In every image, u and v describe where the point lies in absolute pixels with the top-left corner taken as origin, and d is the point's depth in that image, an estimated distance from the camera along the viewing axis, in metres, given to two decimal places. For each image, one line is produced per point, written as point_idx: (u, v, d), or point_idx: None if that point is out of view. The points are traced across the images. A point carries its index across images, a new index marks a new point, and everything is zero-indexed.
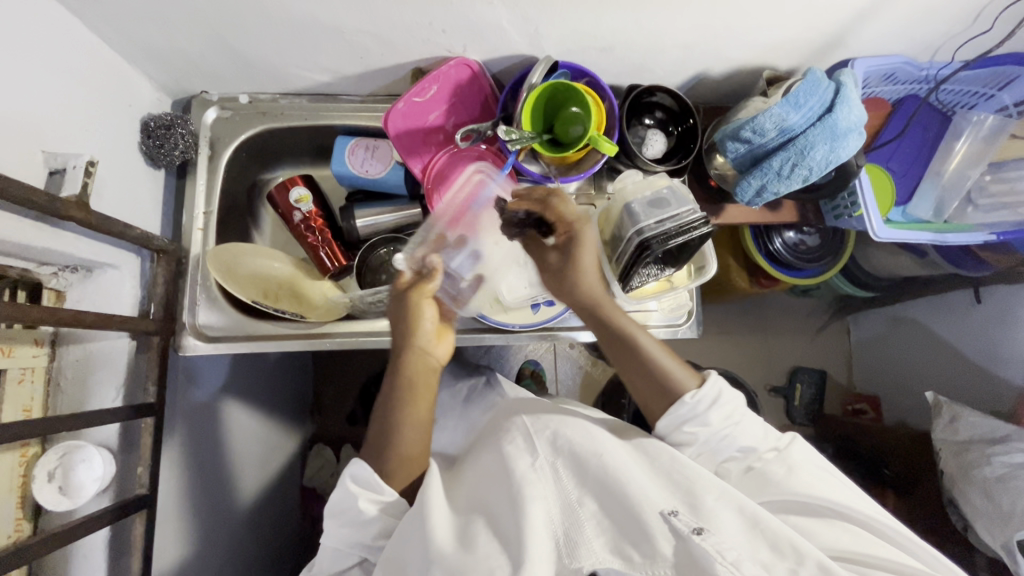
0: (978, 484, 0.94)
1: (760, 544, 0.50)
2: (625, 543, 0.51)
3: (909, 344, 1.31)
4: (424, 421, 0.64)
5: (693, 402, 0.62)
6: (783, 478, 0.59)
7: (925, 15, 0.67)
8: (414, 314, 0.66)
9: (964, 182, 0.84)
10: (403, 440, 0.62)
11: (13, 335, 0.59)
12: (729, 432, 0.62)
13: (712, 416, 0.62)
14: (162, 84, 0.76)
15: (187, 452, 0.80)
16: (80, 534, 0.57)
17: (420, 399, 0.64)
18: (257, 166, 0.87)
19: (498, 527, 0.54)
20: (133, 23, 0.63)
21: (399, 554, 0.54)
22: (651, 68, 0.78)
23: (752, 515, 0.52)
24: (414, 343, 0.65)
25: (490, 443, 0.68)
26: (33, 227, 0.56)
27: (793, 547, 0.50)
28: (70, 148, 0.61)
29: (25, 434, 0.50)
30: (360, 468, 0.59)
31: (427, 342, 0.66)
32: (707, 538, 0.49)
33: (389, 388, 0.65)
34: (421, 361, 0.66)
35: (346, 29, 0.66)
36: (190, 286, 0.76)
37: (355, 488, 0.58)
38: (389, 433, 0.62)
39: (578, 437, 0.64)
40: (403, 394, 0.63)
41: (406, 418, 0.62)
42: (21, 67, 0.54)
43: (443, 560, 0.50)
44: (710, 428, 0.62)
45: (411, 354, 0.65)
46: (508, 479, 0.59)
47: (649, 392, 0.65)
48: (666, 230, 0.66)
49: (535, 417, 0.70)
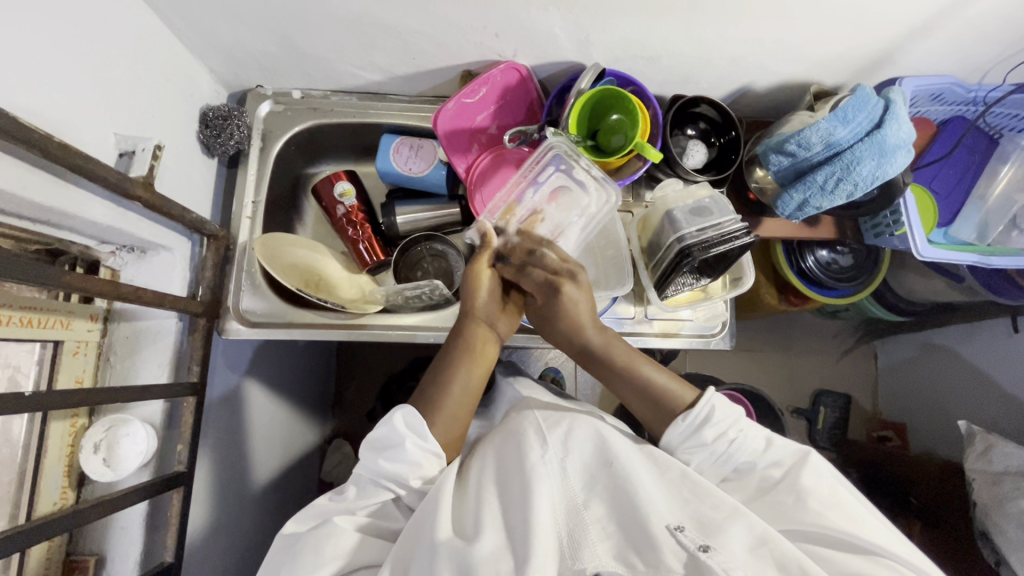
0: (1013, 517, 0.92)
1: (766, 564, 0.48)
2: (631, 550, 0.50)
3: (941, 371, 1.28)
4: (472, 387, 0.67)
5: (683, 425, 0.62)
6: (792, 504, 0.55)
7: (978, 37, 0.67)
8: (474, 288, 0.70)
9: (1010, 206, 0.82)
10: (446, 410, 0.64)
11: (71, 308, 0.62)
12: (727, 448, 0.60)
13: (705, 434, 0.61)
14: (220, 76, 0.79)
15: (223, 433, 0.82)
16: (122, 504, 0.59)
17: (473, 361, 0.68)
18: (304, 160, 0.89)
19: (506, 521, 0.54)
20: (202, 15, 0.66)
21: (410, 538, 0.54)
22: (696, 79, 0.79)
23: (761, 534, 0.50)
24: (476, 313, 0.70)
25: (502, 434, 0.68)
26: (100, 205, 0.58)
27: (802, 571, 0.47)
28: (138, 131, 0.63)
29: (83, 402, 0.53)
30: (413, 413, 0.60)
31: (490, 317, 0.71)
32: (714, 556, 0.48)
33: (445, 351, 0.69)
34: (479, 330, 0.70)
35: (403, 29, 0.68)
36: (236, 271, 0.78)
37: (404, 430, 0.59)
38: (438, 391, 0.65)
39: (594, 437, 0.63)
40: (456, 357, 0.67)
41: (456, 378, 0.66)
42: (98, 52, 0.57)
43: (450, 547, 0.50)
44: (705, 446, 0.61)
45: (471, 321, 0.70)
46: (519, 471, 0.59)
47: (646, 407, 0.67)
48: (706, 238, 0.66)
49: (547, 413, 0.68)
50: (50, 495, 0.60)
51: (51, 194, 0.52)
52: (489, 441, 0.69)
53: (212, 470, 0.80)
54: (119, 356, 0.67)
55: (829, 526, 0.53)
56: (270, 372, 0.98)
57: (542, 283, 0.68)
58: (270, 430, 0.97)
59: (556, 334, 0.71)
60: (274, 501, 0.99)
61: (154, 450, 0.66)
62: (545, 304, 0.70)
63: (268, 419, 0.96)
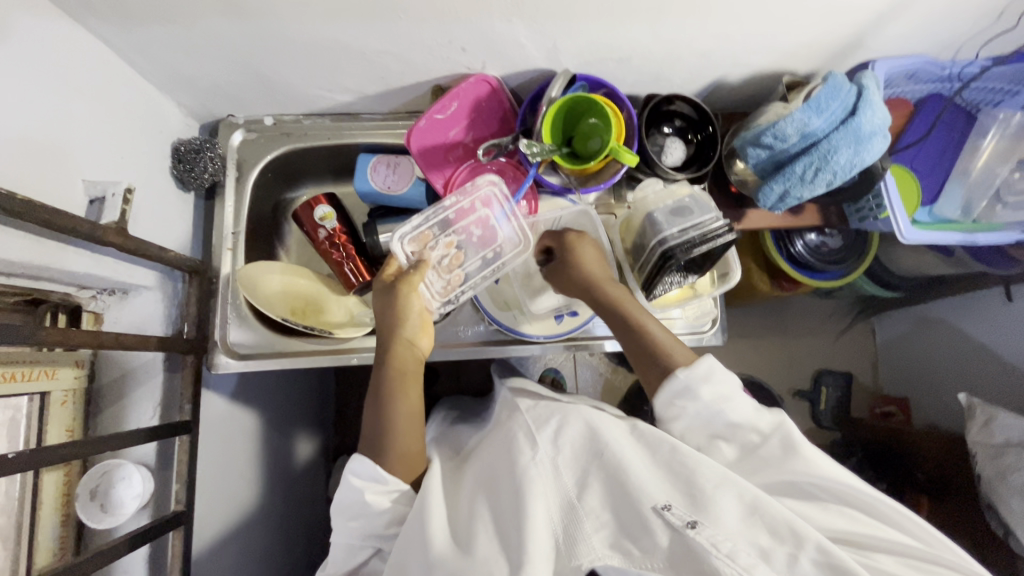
0: (1017, 489, 0.92)
1: (758, 529, 0.48)
2: (624, 538, 0.50)
3: (939, 342, 1.27)
4: (411, 410, 0.63)
5: (683, 375, 0.59)
6: (781, 455, 0.55)
7: (946, 16, 0.66)
8: (399, 306, 0.66)
9: (992, 180, 0.83)
10: (399, 437, 0.61)
11: (56, 358, 0.61)
12: (717, 407, 0.59)
13: (702, 391, 0.59)
14: (189, 108, 0.78)
15: (220, 466, 0.82)
16: (121, 550, 0.58)
17: (400, 382, 0.64)
18: (282, 186, 0.89)
19: (499, 526, 0.53)
20: (164, 52, 0.65)
21: (401, 555, 0.54)
22: (668, 76, 0.78)
23: (750, 501, 0.49)
24: (404, 332, 0.66)
25: (497, 435, 0.68)
26: (71, 253, 0.58)
27: (792, 530, 0.47)
28: (107, 175, 0.63)
29: (68, 456, 0.51)
30: (363, 462, 0.59)
31: (414, 334, 0.67)
32: (702, 531, 0.47)
33: (375, 385, 0.64)
34: (407, 352, 0.66)
35: (368, 50, 0.68)
36: (220, 304, 0.78)
37: (359, 483, 0.58)
38: (380, 419, 0.62)
39: (584, 430, 0.62)
40: (389, 380, 0.63)
41: (399, 404, 0.62)
42: (57, 98, 0.56)
43: (445, 564, 0.50)
44: (699, 403, 0.59)
45: (396, 341, 0.65)
46: (512, 475, 0.58)
47: (646, 367, 0.64)
48: (689, 238, 0.66)
49: (536, 413, 0.68)
50: (48, 547, 0.60)
51: (18, 248, 0.52)
52: (487, 443, 0.69)
53: (212, 504, 0.79)
54: (108, 400, 0.67)
55: (814, 476, 0.53)
56: (266, 395, 0.97)
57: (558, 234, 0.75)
58: (268, 455, 0.96)
59: (570, 286, 0.72)
60: (281, 526, 0.98)
61: (150, 493, 0.66)
62: (562, 267, 0.72)
63: (265, 442, 0.95)
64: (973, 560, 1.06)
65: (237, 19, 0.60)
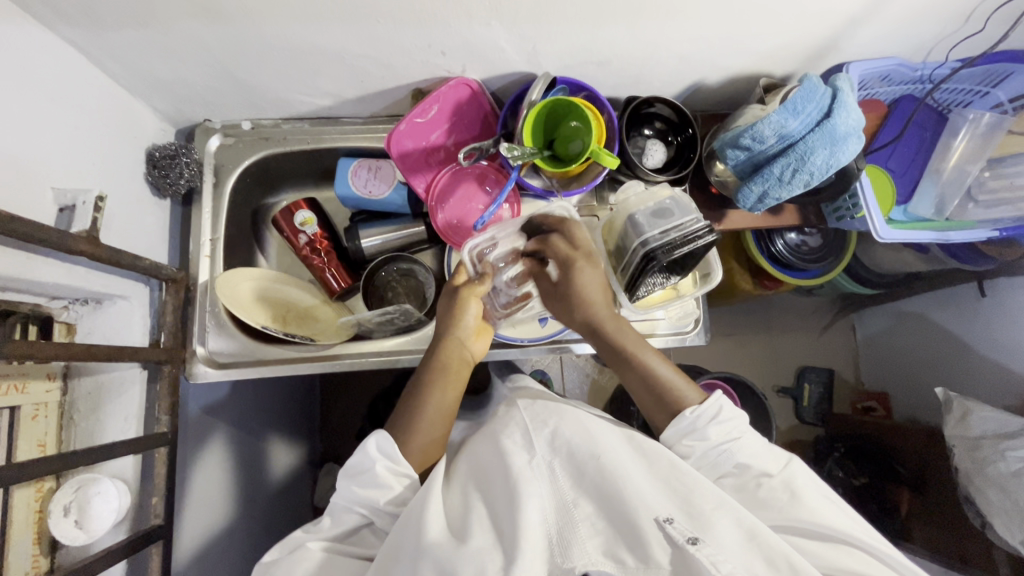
0: (993, 481, 0.94)
1: (754, 556, 0.48)
2: (619, 547, 0.50)
3: (917, 338, 1.30)
4: (447, 408, 0.65)
5: (691, 417, 0.62)
6: (787, 502, 0.56)
7: (916, 19, 0.68)
8: (459, 307, 0.69)
9: (964, 178, 0.85)
10: (424, 427, 0.62)
11: (26, 370, 0.59)
12: (727, 447, 0.60)
13: (710, 431, 0.61)
14: (164, 113, 0.77)
15: (200, 477, 0.80)
16: (97, 567, 0.57)
17: (449, 381, 0.66)
18: (261, 191, 0.87)
19: (493, 523, 0.53)
20: (137, 56, 0.64)
21: (395, 544, 0.53)
22: (648, 79, 0.79)
23: (749, 528, 0.50)
24: (457, 333, 0.68)
25: (487, 433, 0.67)
26: (42, 262, 0.56)
27: (789, 564, 0.47)
28: (77, 181, 0.61)
29: (38, 473, 0.50)
30: (387, 438, 0.59)
31: (468, 337, 0.70)
32: (702, 548, 0.47)
33: (422, 372, 0.67)
34: (459, 352, 0.68)
35: (347, 54, 0.67)
36: (199, 313, 0.76)
37: (376, 453, 0.58)
38: (413, 411, 0.63)
39: (580, 433, 0.61)
40: (436, 369, 0.66)
41: (435, 397, 0.64)
42: (24, 104, 0.55)
43: (434, 553, 0.49)
44: (708, 443, 0.61)
45: (451, 342, 0.68)
46: (502, 479, 0.56)
47: (649, 401, 0.66)
48: (670, 240, 0.66)
49: (534, 411, 0.67)
50: (21, 566, 0.58)
51: None
52: (476, 440, 0.68)
53: (192, 516, 0.77)
54: (82, 413, 0.65)
55: (820, 527, 0.53)
56: (248, 404, 0.95)
57: (562, 255, 0.69)
58: (251, 466, 0.94)
59: (565, 308, 0.70)
60: (264, 537, 0.97)
61: (126, 507, 0.64)
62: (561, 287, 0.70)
63: (247, 452, 0.94)
64: (952, 551, 1.09)
65: (211, 22, 0.59)
